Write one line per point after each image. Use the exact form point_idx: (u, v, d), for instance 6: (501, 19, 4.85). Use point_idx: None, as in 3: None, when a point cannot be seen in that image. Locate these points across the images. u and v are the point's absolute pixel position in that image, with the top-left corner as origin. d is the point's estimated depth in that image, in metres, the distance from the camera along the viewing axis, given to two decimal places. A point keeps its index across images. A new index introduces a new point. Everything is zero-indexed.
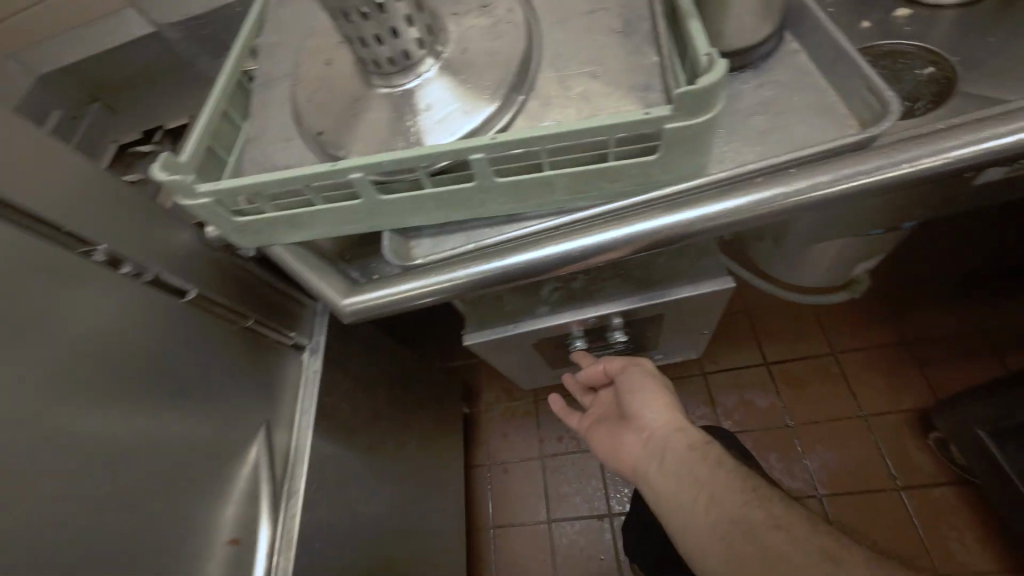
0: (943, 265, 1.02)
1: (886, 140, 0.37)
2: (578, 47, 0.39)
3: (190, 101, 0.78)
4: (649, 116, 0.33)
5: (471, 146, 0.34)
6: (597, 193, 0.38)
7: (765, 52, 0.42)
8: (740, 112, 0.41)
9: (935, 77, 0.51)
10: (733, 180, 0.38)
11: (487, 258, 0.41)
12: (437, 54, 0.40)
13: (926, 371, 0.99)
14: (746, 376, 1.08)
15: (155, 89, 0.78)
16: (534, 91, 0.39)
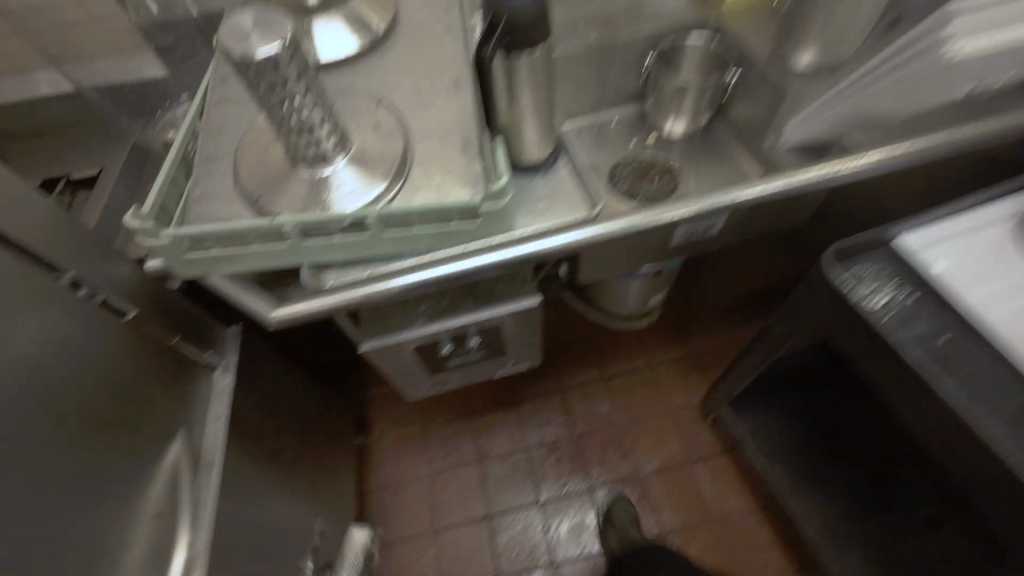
0: (752, 282, 1.30)
1: (603, 216, 0.67)
2: (434, 155, 0.63)
3: (78, 153, 0.80)
4: (469, 201, 0.58)
5: (368, 212, 0.55)
6: (448, 242, 0.62)
7: (546, 163, 0.71)
8: (533, 198, 0.69)
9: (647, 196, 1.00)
10: (526, 236, 0.64)
11: (377, 282, 0.62)
12: (345, 153, 0.61)
13: (707, 374, 1.37)
14: (592, 388, 1.38)
15: (50, 139, 0.82)
16: (409, 179, 0.62)
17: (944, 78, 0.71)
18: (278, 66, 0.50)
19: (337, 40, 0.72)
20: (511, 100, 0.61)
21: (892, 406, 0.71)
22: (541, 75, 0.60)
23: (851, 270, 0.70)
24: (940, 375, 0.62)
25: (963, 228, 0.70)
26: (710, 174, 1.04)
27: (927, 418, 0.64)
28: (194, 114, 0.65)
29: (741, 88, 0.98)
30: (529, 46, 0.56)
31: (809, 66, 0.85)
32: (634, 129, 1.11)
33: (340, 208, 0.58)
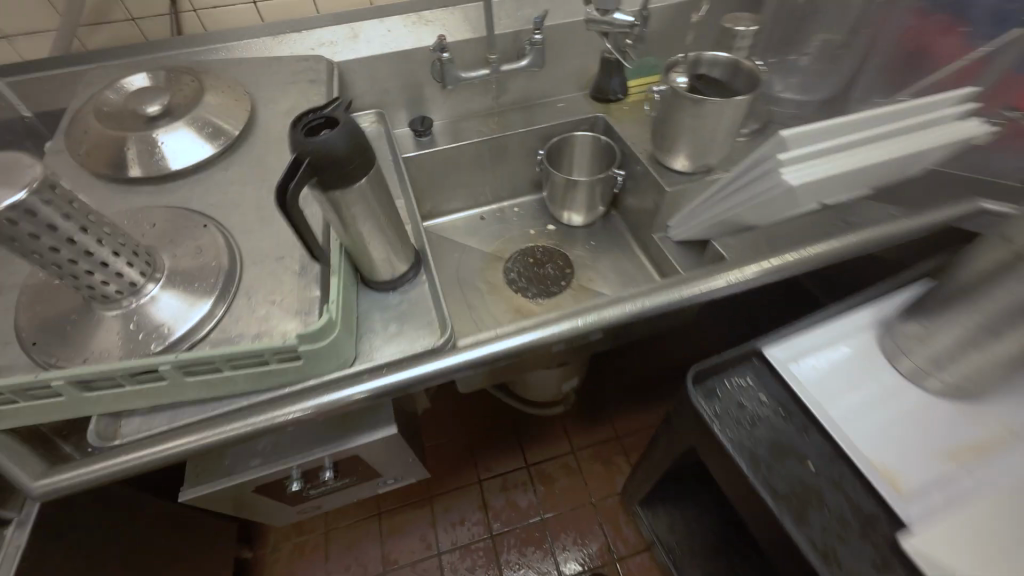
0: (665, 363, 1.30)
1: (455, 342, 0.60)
2: (263, 284, 0.58)
3: None
4: (283, 344, 0.51)
5: (157, 361, 0.49)
6: (268, 383, 0.55)
7: (403, 279, 0.67)
8: (383, 320, 0.64)
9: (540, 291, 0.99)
10: (361, 373, 0.57)
11: (182, 434, 0.53)
12: (158, 278, 0.55)
13: (630, 458, 1.32)
14: (510, 479, 1.30)
15: None
16: (233, 306, 0.56)
17: (786, 202, 0.66)
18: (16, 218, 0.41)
19: (185, 145, 0.67)
20: (347, 227, 0.57)
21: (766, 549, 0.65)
22: (375, 203, 0.56)
23: (727, 383, 0.68)
24: (793, 523, 0.59)
25: (828, 340, 0.71)
26: (607, 263, 1.03)
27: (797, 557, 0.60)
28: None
29: (630, 182, 0.98)
30: (349, 180, 0.51)
31: (683, 169, 0.87)
32: (533, 218, 1.11)
33: (184, 331, 0.53)
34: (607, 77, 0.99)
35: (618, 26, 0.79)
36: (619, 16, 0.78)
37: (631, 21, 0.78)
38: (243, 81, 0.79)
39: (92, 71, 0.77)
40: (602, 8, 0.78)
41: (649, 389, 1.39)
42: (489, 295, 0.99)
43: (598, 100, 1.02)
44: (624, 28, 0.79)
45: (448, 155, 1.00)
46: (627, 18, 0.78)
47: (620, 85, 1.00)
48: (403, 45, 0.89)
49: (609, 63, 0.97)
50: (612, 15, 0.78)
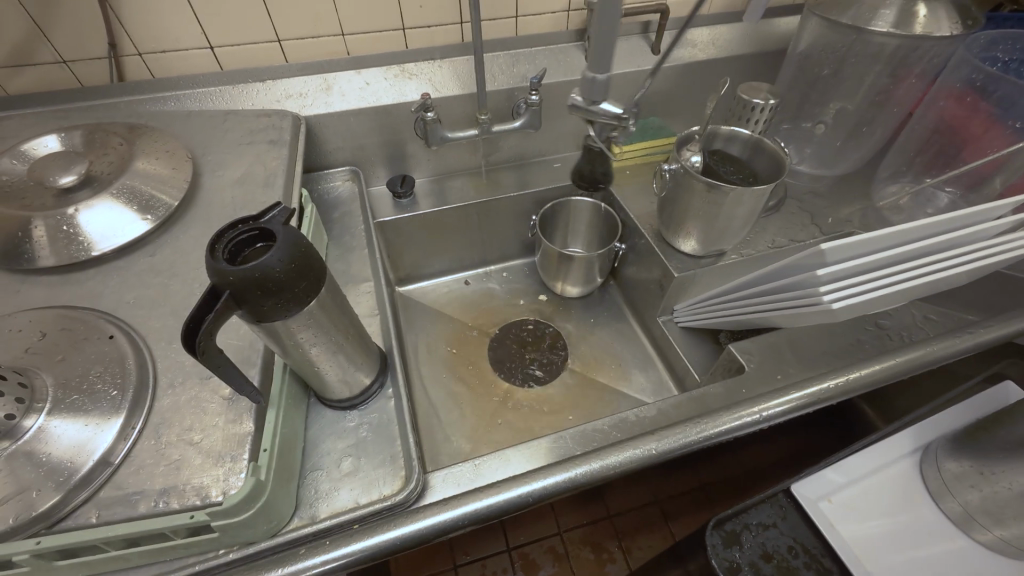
0: None
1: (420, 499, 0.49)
2: (181, 416, 0.46)
3: None
4: (193, 518, 0.40)
5: (15, 547, 0.37)
6: (175, 558, 0.42)
7: (366, 396, 0.55)
8: (335, 454, 0.51)
9: (531, 376, 0.88)
10: (301, 540, 0.45)
11: None
12: (40, 407, 0.42)
13: (622, 543, 1.20)
14: (490, 565, 1.17)
15: None
16: (140, 448, 0.44)
17: (821, 317, 0.57)
18: None
19: (115, 221, 0.56)
20: (292, 351, 0.45)
21: None
22: (329, 324, 0.45)
23: (752, 526, 0.57)
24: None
25: (862, 470, 0.61)
26: (604, 341, 0.92)
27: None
28: None
29: (632, 255, 0.89)
30: (291, 307, 0.40)
31: (692, 253, 0.77)
32: (523, 284, 1.01)
33: (101, 452, 0.42)
34: (590, 164, 0.90)
35: (604, 117, 0.71)
36: (606, 106, 0.70)
37: (619, 113, 0.71)
38: (192, 139, 0.68)
39: (12, 122, 0.66)
40: (589, 96, 0.70)
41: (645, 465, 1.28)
42: (471, 376, 0.87)
43: (582, 185, 0.93)
44: (612, 119, 0.71)
45: (431, 219, 0.89)
46: (614, 110, 0.70)
47: (604, 174, 0.91)
48: (384, 100, 0.79)
49: (592, 151, 0.88)
50: (599, 104, 0.71)
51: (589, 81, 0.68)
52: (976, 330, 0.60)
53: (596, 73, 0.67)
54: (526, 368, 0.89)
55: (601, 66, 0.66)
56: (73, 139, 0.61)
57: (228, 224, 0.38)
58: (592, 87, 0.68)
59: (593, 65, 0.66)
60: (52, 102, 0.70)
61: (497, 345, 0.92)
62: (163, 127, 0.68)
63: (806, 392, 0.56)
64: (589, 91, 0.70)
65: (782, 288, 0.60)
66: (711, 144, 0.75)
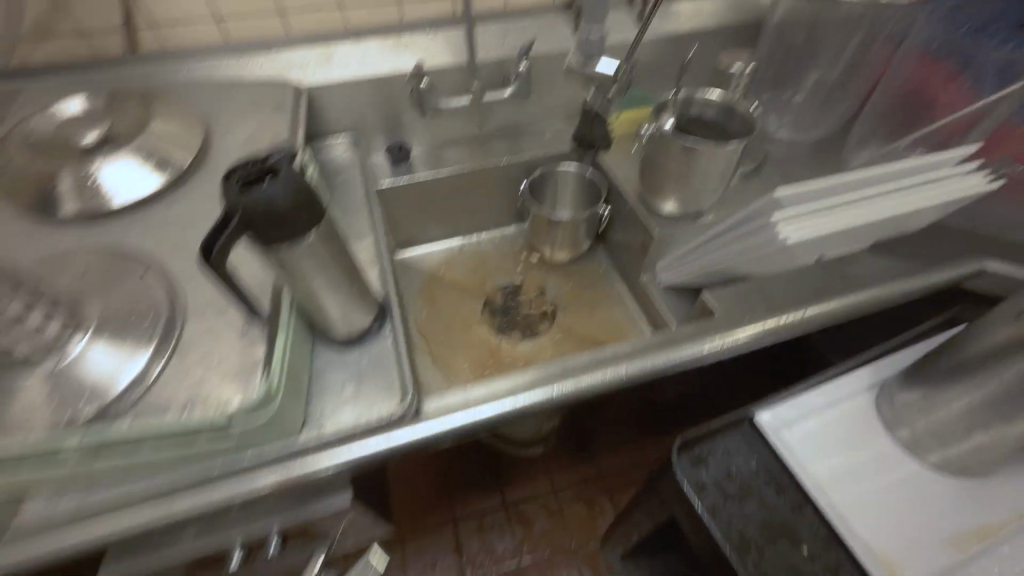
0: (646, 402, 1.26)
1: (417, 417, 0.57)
2: (201, 343, 0.52)
3: None
4: (215, 419, 0.45)
5: (59, 444, 0.40)
6: (200, 460, 0.48)
7: (367, 334, 0.61)
8: (339, 381, 0.57)
9: (522, 332, 0.94)
10: (311, 446, 0.51)
11: (81, 523, 0.45)
12: (84, 331, 0.48)
13: (612, 499, 1.27)
14: (488, 520, 1.24)
15: None
16: (167, 369, 0.50)
17: (783, 257, 0.63)
18: None
19: (132, 180, 0.62)
20: (296, 283, 0.50)
21: None
22: (328, 258, 0.51)
23: (717, 449, 0.62)
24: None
25: (823, 403, 0.66)
26: (593, 301, 0.97)
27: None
28: None
29: (618, 219, 0.94)
30: (292, 237, 0.45)
31: (672, 212, 0.82)
32: (516, 250, 1.06)
33: (135, 372, 0.48)
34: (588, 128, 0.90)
35: (602, 77, 0.85)
36: (602, 68, 0.85)
37: (614, 73, 0.84)
38: (202, 105, 0.73)
39: (36, 91, 0.71)
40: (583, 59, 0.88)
41: (635, 426, 1.34)
42: (466, 332, 0.93)
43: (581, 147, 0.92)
44: (608, 79, 0.85)
45: (427, 185, 0.95)
46: (610, 70, 0.84)
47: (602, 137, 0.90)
48: (381, 70, 0.84)
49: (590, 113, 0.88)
50: (595, 66, 0.85)
51: (585, 41, 0.87)
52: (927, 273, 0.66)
53: (589, 32, 0.86)
54: (517, 326, 0.94)
55: (593, 26, 0.85)
56: (95, 102, 0.65)
57: (241, 159, 0.43)
58: (588, 46, 0.87)
59: (587, 25, 0.85)
60: (71, 70, 0.75)
61: (491, 304, 0.98)
62: (176, 94, 0.73)
63: (755, 330, 0.66)
64: (586, 49, 0.87)
65: (746, 232, 0.65)
66: (689, 108, 0.79)
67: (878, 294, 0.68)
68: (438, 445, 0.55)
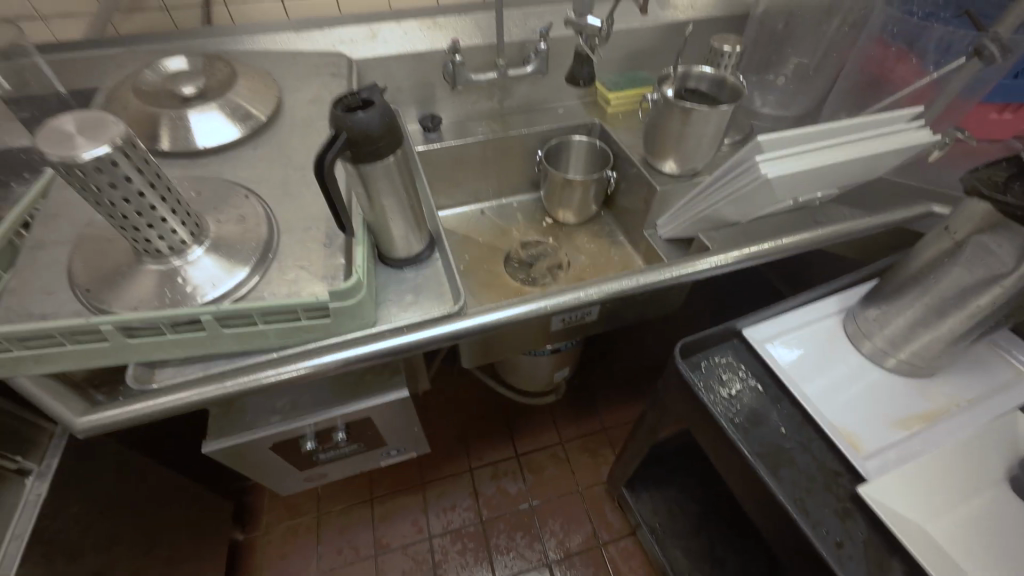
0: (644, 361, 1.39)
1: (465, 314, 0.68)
2: (294, 252, 0.63)
3: None
4: (316, 299, 0.57)
5: (202, 310, 0.53)
6: (299, 338, 0.59)
7: (422, 256, 0.72)
8: (401, 291, 0.69)
9: (539, 283, 1.05)
10: (384, 333, 0.63)
11: (209, 383, 0.57)
12: (202, 242, 0.59)
13: (616, 448, 1.38)
14: (502, 467, 1.35)
15: None
16: (269, 270, 0.61)
17: (764, 196, 0.74)
18: (116, 181, 0.49)
19: (217, 128, 0.73)
20: (372, 200, 0.62)
21: (749, 509, 0.71)
22: (398, 182, 0.62)
23: (709, 359, 0.76)
24: (770, 478, 0.65)
25: (798, 322, 0.79)
26: (601, 257, 1.09)
27: (785, 525, 0.64)
28: (22, 201, 0.62)
29: (624, 182, 1.06)
30: (376, 158, 0.57)
31: (672, 172, 0.95)
32: (530, 214, 1.18)
33: (240, 278, 0.58)
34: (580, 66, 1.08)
35: (588, 28, 0.90)
36: (590, 19, 0.89)
37: (598, 25, 0.89)
38: (271, 70, 0.84)
39: (127, 57, 0.83)
40: (578, 10, 0.89)
41: (633, 385, 1.48)
42: (490, 281, 1.05)
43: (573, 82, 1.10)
44: (592, 30, 0.90)
45: (455, 151, 1.07)
46: (594, 22, 0.89)
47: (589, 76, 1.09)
48: (419, 48, 0.96)
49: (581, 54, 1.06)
50: (584, 18, 0.89)
51: None
52: (876, 215, 0.82)
53: None
54: (533, 278, 1.06)
55: None
56: (193, 62, 0.76)
57: (342, 95, 0.55)
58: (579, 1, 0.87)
59: None
60: (155, 39, 0.86)
61: (510, 259, 1.10)
62: (247, 61, 0.84)
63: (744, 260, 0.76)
64: (578, 6, 0.88)
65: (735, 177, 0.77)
66: (686, 81, 0.92)
67: (845, 232, 0.81)
68: (487, 332, 0.67)
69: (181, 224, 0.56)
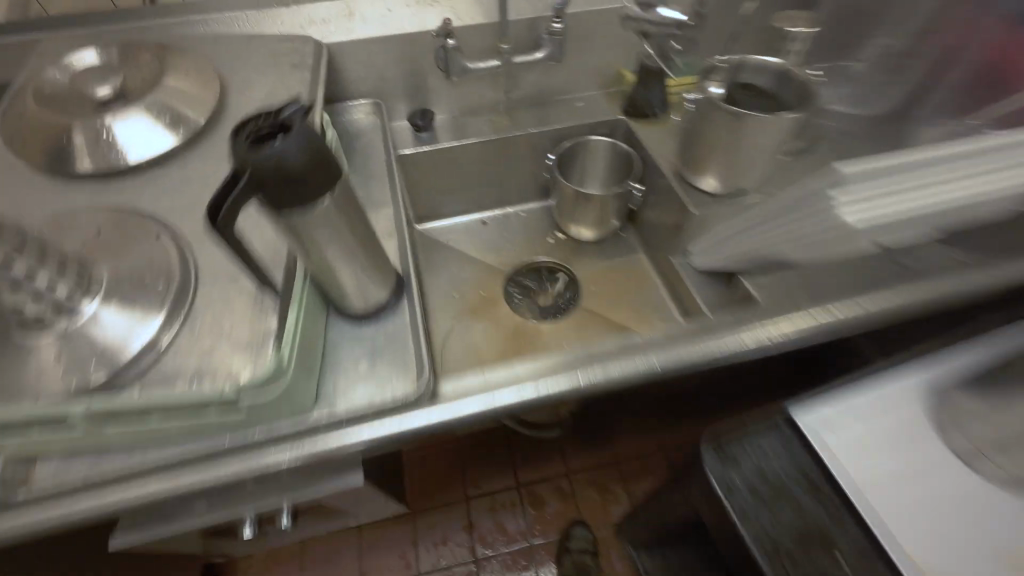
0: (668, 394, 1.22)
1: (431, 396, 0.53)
2: (214, 311, 0.50)
3: None
4: (225, 393, 0.44)
5: (67, 408, 0.40)
6: (211, 432, 0.47)
7: (382, 308, 0.58)
8: (354, 356, 0.55)
9: (541, 318, 0.89)
10: (322, 427, 0.50)
11: (97, 487, 0.45)
12: (95, 292, 0.46)
13: (627, 486, 1.24)
14: (500, 498, 1.23)
15: None
16: (180, 337, 0.48)
17: (846, 241, 0.55)
18: None
19: (145, 135, 0.59)
20: (309, 250, 0.47)
21: None
22: (341, 226, 0.47)
23: (750, 445, 0.58)
24: None
25: (872, 402, 0.61)
26: (620, 283, 0.92)
27: None
28: None
29: (652, 195, 0.88)
30: (304, 200, 0.41)
31: (711, 190, 0.77)
32: (539, 226, 1.01)
33: (159, 320, 0.47)
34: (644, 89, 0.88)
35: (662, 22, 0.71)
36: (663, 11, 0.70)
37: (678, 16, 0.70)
38: (218, 60, 0.69)
39: (51, 43, 0.69)
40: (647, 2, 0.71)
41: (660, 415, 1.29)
42: (486, 310, 0.90)
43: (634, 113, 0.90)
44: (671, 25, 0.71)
45: (451, 154, 0.90)
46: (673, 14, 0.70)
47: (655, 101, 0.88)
48: (405, 27, 0.79)
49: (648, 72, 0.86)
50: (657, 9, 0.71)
51: None
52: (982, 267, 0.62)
53: None
54: (534, 311, 0.90)
55: None
56: (117, 54, 0.62)
57: (248, 119, 0.39)
58: None
59: None
60: (87, 22, 0.72)
61: (512, 283, 0.94)
62: (192, 49, 0.69)
63: (800, 329, 0.59)
64: None
65: (800, 214, 0.58)
66: (739, 72, 0.70)
67: (940, 286, 0.62)
68: (459, 426, 0.53)
69: (50, 280, 0.43)
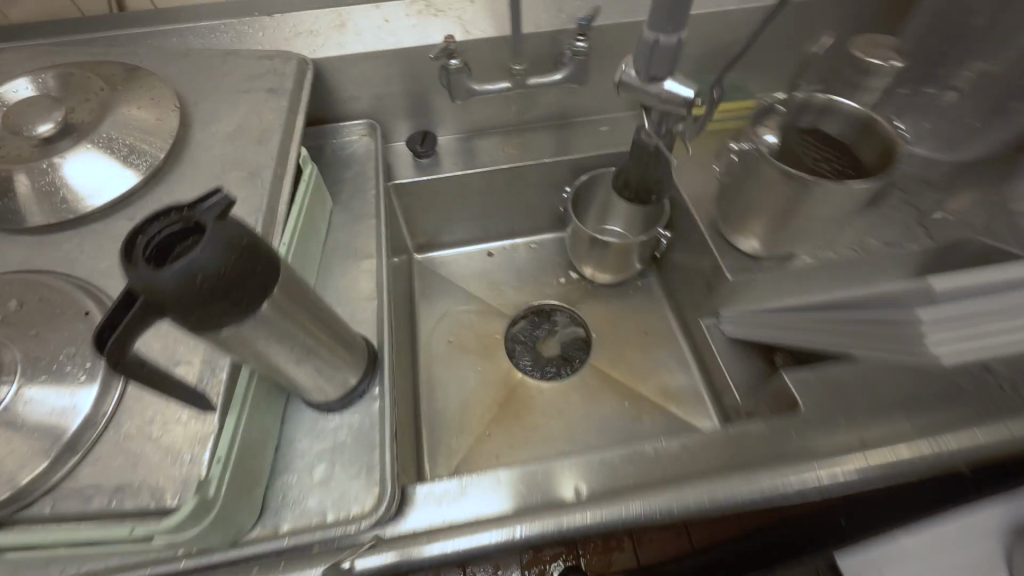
0: None
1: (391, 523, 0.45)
2: (145, 409, 0.41)
3: None
4: (133, 532, 0.36)
5: None
6: (127, 559, 0.39)
7: (348, 397, 0.49)
8: (310, 457, 0.47)
9: (543, 375, 0.79)
10: (260, 556, 0.43)
11: None
12: (8, 378, 0.39)
13: None
14: None
15: None
16: (101, 441, 0.40)
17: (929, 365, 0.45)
18: None
19: (101, 172, 0.51)
20: (248, 358, 0.38)
21: None
22: (289, 329, 0.38)
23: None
24: None
25: None
26: (638, 336, 0.82)
27: None
28: None
29: (681, 244, 0.76)
30: (241, 311, 0.33)
31: (753, 252, 0.64)
32: (551, 262, 0.91)
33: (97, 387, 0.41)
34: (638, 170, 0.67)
35: (668, 100, 0.53)
36: (669, 86, 0.52)
37: (690, 96, 0.53)
38: (185, 83, 0.60)
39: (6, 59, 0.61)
40: (646, 72, 0.52)
41: None
42: (486, 359, 0.81)
43: (626, 194, 0.71)
44: (681, 106, 0.53)
45: (455, 183, 0.80)
46: (683, 92, 0.52)
47: (656, 182, 0.67)
48: (403, 42, 0.68)
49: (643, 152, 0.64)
50: (659, 83, 0.53)
51: (646, 46, 0.50)
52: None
53: (658, 34, 0.48)
54: (536, 365, 0.80)
55: (668, 26, 0.47)
56: (68, 81, 0.54)
57: (137, 226, 0.29)
58: (651, 58, 0.50)
59: (660, 20, 0.47)
60: (51, 33, 0.65)
61: (515, 327, 0.84)
62: (157, 69, 0.61)
63: (859, 467, 0.48)
64: (646, 63, 0.51)
65: (879, 319, 0.47)
66: (801, 118, 0.59)
67: None
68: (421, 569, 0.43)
69: None
